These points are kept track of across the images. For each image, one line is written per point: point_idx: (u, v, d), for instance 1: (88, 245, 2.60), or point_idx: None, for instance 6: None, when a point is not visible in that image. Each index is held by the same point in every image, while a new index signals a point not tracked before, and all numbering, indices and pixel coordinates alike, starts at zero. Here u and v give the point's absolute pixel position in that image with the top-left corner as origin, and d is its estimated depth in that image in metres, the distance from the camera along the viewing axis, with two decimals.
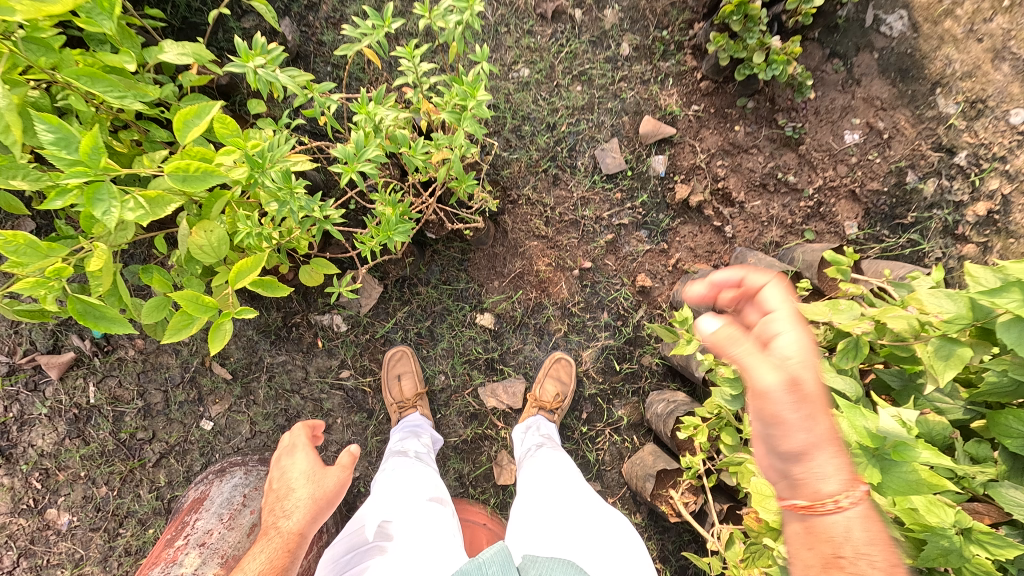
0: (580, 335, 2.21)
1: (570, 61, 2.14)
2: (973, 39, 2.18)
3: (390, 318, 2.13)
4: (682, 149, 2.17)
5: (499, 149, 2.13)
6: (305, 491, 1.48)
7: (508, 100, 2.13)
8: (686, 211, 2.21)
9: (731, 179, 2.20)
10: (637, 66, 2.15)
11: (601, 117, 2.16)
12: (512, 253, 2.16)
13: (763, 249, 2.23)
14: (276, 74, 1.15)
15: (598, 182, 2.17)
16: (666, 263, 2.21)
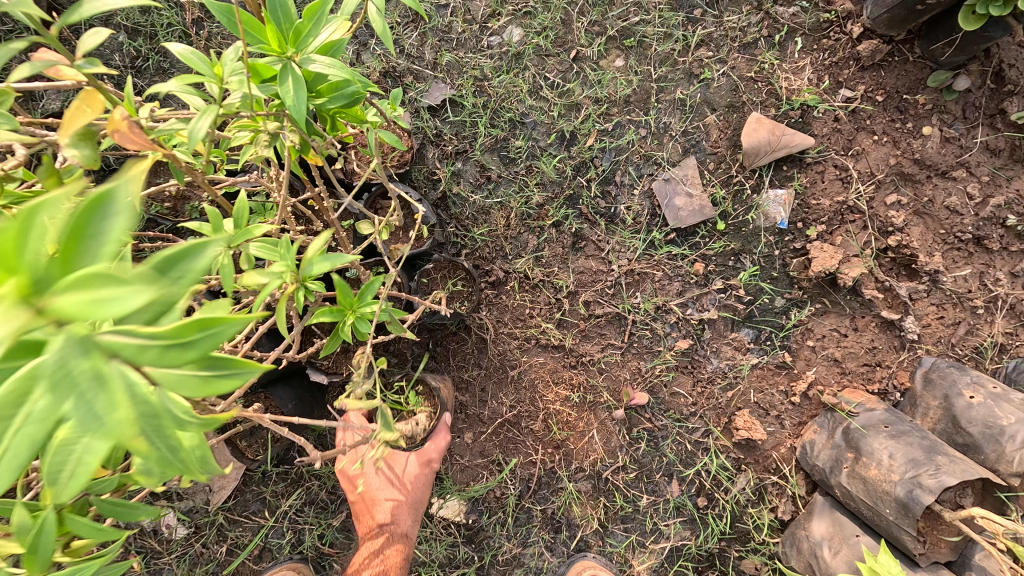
0: (628, 528, 1.17)
1: (603, 12, 1.10)
2: None
3: (268, 510, 1.12)
4: (818, 175, 1.13)
5: (467, 186, 1.11)
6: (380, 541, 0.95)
7: (482, 90, 1.11)
8: (827, 291, 1.16)
9: (916, 227, 1.14)
10: (730, 19, 1.11)
11: (661, 116, 1.12)
12: (496, 380, 1.14)
13: (970, 358, 1.15)
14: None
15: (658, 242, 1.13)
16: (788, 389, 1.17)
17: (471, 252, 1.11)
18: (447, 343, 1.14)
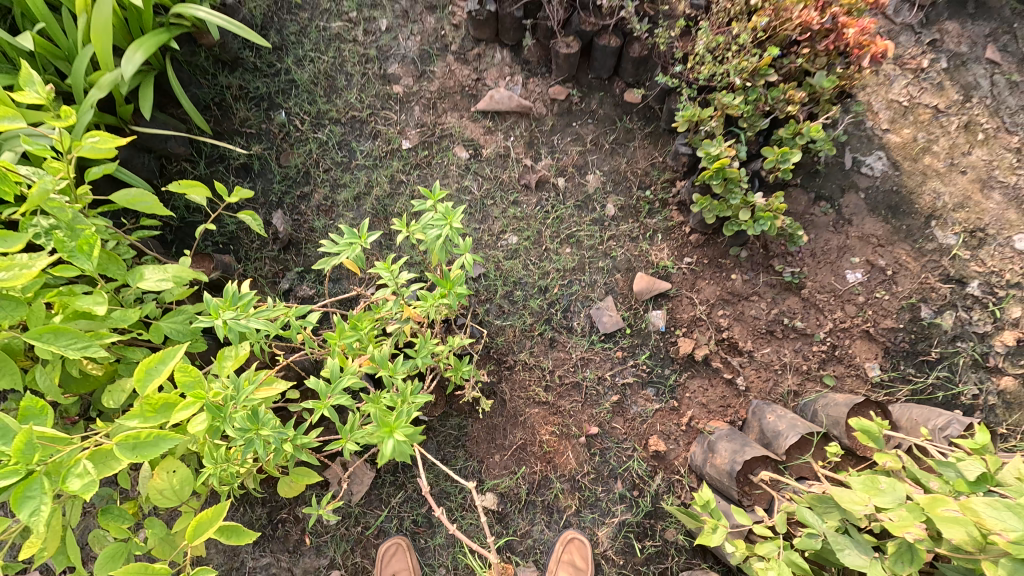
0: (593, 510, 2.00)
1: (558, 225, 2.14)
2: (956, 172, 2.29)
3: (384, 505, 1.95)
4: (679, 302, 2.11)
5: (491, 316, 2.07)
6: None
7: (498, 268, 2.10)
8: (692, 364, 2.09)
9: (735, 328, 2.11)
10: (624, 225, 2.15)
11: (593, 276, 2.12)
12: (511, 423, 2.02)
13: (780, 400, 2.07)
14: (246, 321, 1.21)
15: (596, 342, 2.08)
16: (679, 422, 2.05)
17: (495, 351, 2.05)
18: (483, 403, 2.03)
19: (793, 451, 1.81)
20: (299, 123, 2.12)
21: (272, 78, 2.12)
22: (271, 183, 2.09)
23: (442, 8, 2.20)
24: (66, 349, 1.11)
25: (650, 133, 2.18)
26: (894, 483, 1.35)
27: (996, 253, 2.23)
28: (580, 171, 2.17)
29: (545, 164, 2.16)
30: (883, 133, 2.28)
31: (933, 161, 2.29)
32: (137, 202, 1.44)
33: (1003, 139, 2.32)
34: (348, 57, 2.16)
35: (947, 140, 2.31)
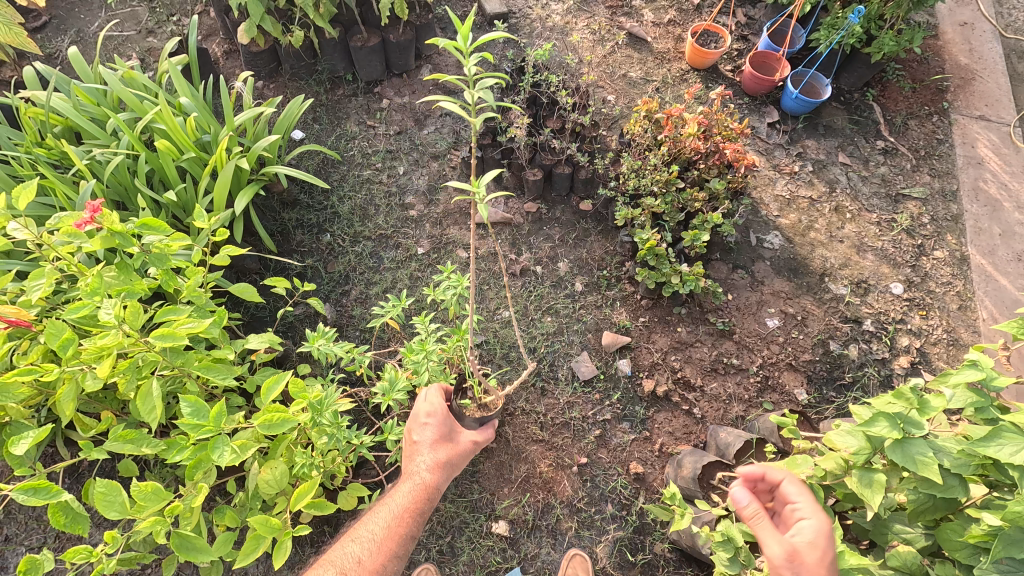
0: (590, 530, 2.36)
1: (539, 300, 2.79)
2: (837, 241, 3.03)
3: (413, 538, 2.32)
4: (640, 352, 2.69)
5: (493, 372, 2.62)
6: (405, 487, 1.74)
7: (496, 335, 2.70)
8: (657, 400, 2.61)
9: (687, 368, 2.67)
10: (590, 296, 2.80)
11: (571, 336, 2.72)
12: (516, 459, 2.47)
13: (731, 423, 2.56)
14: (330, 346, 1.85)
15: (578, 388, 2.62)
16: (652, 448, 2.51)
17: (498, 400, 2.57)
18: (491, 444, 2.49)
19: (740, 457, 2.27)
20: (341, 240, 2.83)
21: (320, 210, 2.89)
22: (319, 284, 2.72)
23: (444, 156, 3.08)
24: (216, 379, 1.68)
25: (602, 230, 2.96)
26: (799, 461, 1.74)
27: (879, 297, 2.88)
28: (553, 260, 2.88)
29: (526, 256, 2.89)
30: (775, 218, 3.07)
31: (817, 235, 3.04)
32: (243, 294, 2.06)
33: (866, 216, 3.11)
34: (376, 193, 2.96)
35: (824, 220, 3.09)
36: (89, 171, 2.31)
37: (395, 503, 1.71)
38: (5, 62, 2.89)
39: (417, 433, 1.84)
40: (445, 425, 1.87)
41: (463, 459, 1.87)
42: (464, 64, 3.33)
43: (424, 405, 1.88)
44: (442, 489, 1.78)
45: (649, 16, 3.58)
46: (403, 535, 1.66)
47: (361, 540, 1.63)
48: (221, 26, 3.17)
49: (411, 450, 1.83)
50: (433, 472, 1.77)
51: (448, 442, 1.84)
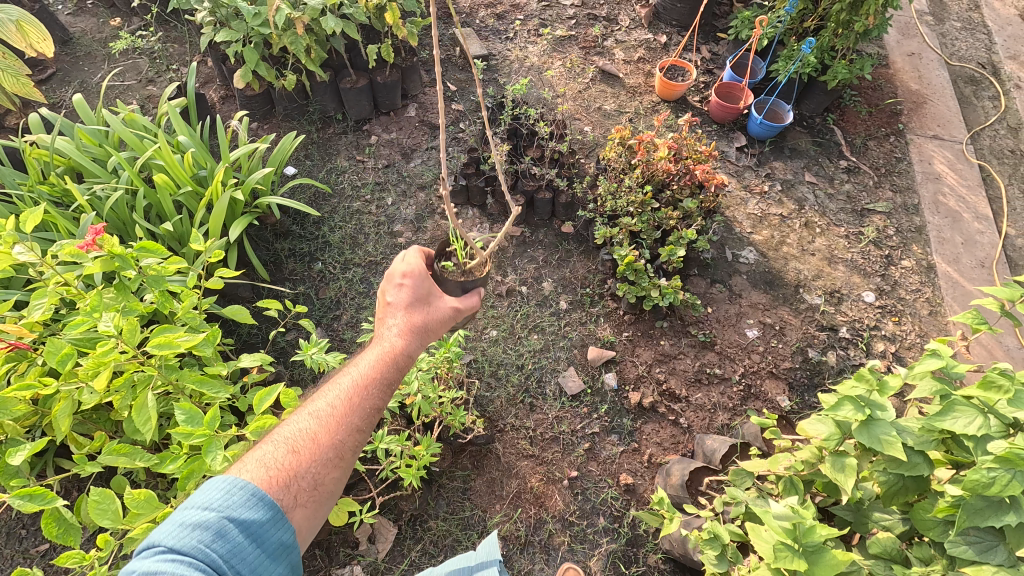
0: (583, 544, 2.34)
1: (525, 319, 2.88)
2: (808, 254, 3.17)
3: (404, 559, 2.27)
4: (625, 365, 2.76)
5: (483, 390, 2.67)
6: (370, 353, 1.46)
7: (484, 354, 2.77)
8: (644, 412, 2.66)
9: (671, 380, 2.74)
10: (575, 314, 2.90)
11: (558, 353, 2.79)
12: (507, 475, 2.48)
13: (717, 431, 2.61)
14: (320, 359, 1.92)
15: (566, 402, 2.67)
16: (641, 460, 2.54)
17: (488, 417, 2.61)
18: (482, 460, 2.51)
19: (726, 461, 2.30)
20: (331, 268, 2.92)
21: (312, 240, 3.00)
22: (311, 309, 2.79)
23: (430, 186, 3.22)
24: (209, 392, 1.73)
25: (584, 251, 3.09)
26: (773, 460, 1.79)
27: (853, 305, 3.00)
28: (538, 280, 3.00)
29: (512, 277, 3.00)
30: (749, 234, 3.21)
31: (789, 249, 3.18)
32: (236, 315, 2.13)
33: (835, 230, 3.26)
34: (365, 222, 3.07)
35: (795, 234, 3.24)
36: (89, 206, 2.42)
37: (359, 367, 1.42)
38: (11, 110, 3.04)
39: (388, 296, 1.59)
40: (419, 287, 1.62)
41: (439, 323, 1.63)
42: (448, 102, 3.54)
43: (396, 265, 1.64)
44: (415, 358, 1.51)
45: (620, 55, 3.84)
46: (370, 402, 1.37)
47: (315, 412, 1.31)
48: (218, 73, 3.37)
49: (382, 314, 1.57)
50: (404, 336, 1.52)
51: (422, 306, 1.60)
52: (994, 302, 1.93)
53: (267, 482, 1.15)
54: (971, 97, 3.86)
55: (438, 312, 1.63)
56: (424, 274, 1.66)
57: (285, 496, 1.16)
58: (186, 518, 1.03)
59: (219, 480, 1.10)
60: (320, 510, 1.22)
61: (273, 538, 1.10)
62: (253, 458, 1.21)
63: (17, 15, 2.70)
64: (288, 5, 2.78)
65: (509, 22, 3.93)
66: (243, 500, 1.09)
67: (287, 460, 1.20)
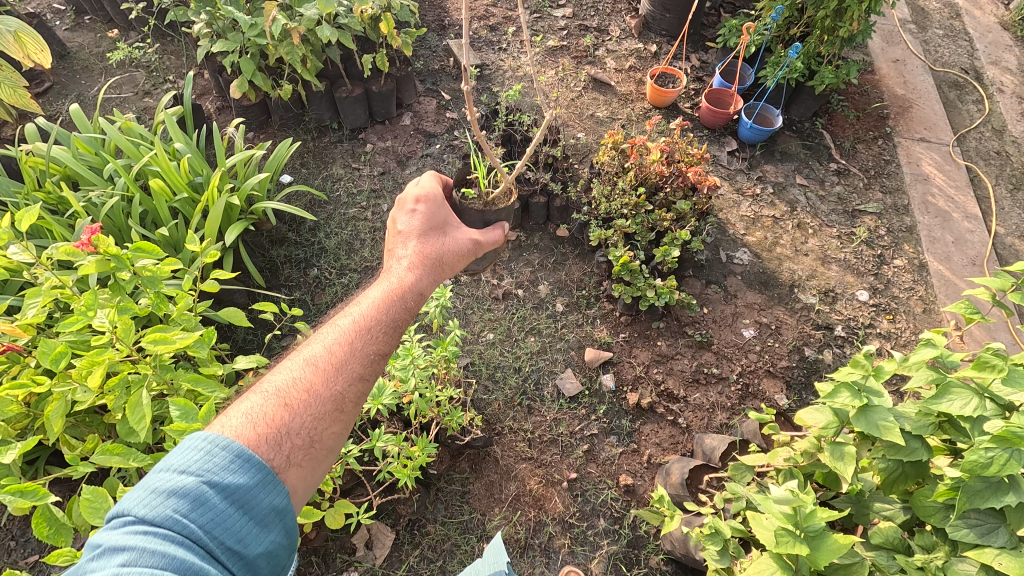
0: (584, 546, 2.31)
1: (522, 321, 2.88)
2: (802, 255, 3.19)
3: (402, 564, 2.23)
4: (622, 366, 2.76)
5: (480, 393, 2.66)
6: (381, 284, 1.61)
7: (481, 357, 2.77)
8: (642, 412, 2.65)
9: (669, 380, 2.73)
10: (571, 316, 2.91)
11: (555, 355, 2.79)
12: (506, 478, 2.46)
13: (716, 430, 2.60)
14: None
15: (564, 404, 2.66)
16: (641, 460, 2.52)
17: (486, 419, 2.59)
18: (480, 463, 2.48)
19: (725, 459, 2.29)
20: (327, 273, 2.92)
21: (308, 247, 3.00)
22: (307, 314, 2.79)
23: None
24: (204, 391, 1.71)
25: (579, 254, 3.12)
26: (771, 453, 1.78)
27: (847, 304, 3.01)
28: (534, 284, 3.01)
29: (508, 281, 3.02)
30: (742, 236, 3.24)
31: (783, 250, 3.20)
32: (231, 318, 2.12)
33: (827, 230, 3.29)
34: (361, 228, 3.09)
35: (788, 235, 3.27)
36: (85, 213, 2.42)
37: (360, 310, 1.50)
38: (8, 121, 3.06)
39: (402, 223, 1.79)
40: (433, 216, 1.83)
41: (456, 251, 1.83)
42: (443, 111, 3.59)
43: (412, 193, 1.85)
44: (427, 285, 1.68)
45: (611, 64, 3.91)
46: (368, 347, 1.43)
47: (310, 361, 1.34)
48: (214, 84, 3.41)
49: (396, 242, 1.76)
50: (412, 270, 1.67)
51: (430, 241, 1.77)
52: (986, 292, 1.95)
53: (255, 440, 1.13)
54: (956, 101, 3.94)
55: (453, 239, 1.84)
56: (441, 205, 1.87)
57: (276, 456, 1.14)
58: (158, 486, 0.99)
59: (197, 440, 1.06)
60: (316, 466, 1.22)
61: (263, 502, 1.07)
62: (241, 412, 1.20)
63: (15, 26, 2.73)
64: (284, 16, 2.82)
65: (502, 33, 4.00)
66: (225, 463, 1.05)
67: (277, 413, 1.20)
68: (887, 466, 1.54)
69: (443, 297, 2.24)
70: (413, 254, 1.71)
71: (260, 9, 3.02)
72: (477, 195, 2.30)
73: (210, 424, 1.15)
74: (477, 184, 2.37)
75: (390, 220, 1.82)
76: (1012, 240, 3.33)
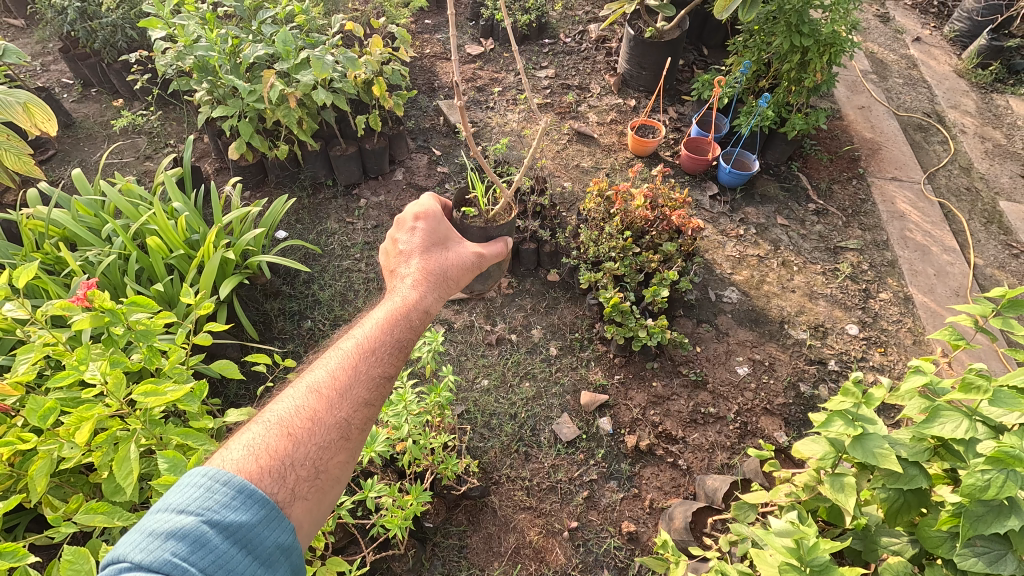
0: None
1: (517, 366, 2.88)
2: (789, 291, 3.25)
3: None
4: (619, 408, 2.74)
5: (476, 440, 2.62)
6: (384, 305, 1.64)
7: (477, 404, 2.74)
8: (642, 455, 2.61)
9: (667, 422, 2.70)
10: (566, 359, 2.92)
11: (550, 400, 2.77)
12: (505, 529, 2.38)
13: (717, 471, 2.55)
14: None
15: (561, 449, 2.61)
16: (643, 506, 2.46)
17: (483, 468, 2.54)
18: (477, 514, 2.41)
19: (727, 500, 2.24)
20: (321, 325, 2.94)
21: (302, 299, 3.03)
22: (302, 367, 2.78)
23: None
24: (193, 444, 1.68)
25: (570, 297, 3.17)
26: (772, 491, 1.75)
27: (839, 338, 3.04)
28: (527, 328, 3.04)
29: (501, 326, 3.05)
30: (729, 275, 3.31)
31: (770, 287, 3.26)
32: (224, 370, 2.10)
33: (811, 267, 3.37)
34: (355, 279, 3.13)
35: (774, 273, 3.34)
36: (81, 271, 2.46)
37: (363, 333, 1.52)
38: (11, 187, 3.16)
39: (403, 242, 1.84)
40: (434, 233, 1.88)
41: (459, 265, 1.88)
42: (434, 165, 3.72)
43: (412, 211, 1.90)
44: (431, 302, 1.72)
45: (593, 118, 4.11)
46: (371, 370, 1.44)
47: (313, 388, 1.35)
48: (213, 148, 3.55)
49: (398, 262, 1.80)
50: (416, 289, 1.71)
51: (433, 258, 1.82)
52: (968, 319, 1.98)
53: (258, 473, 1.12)
54: (922, 142, 4.15)
55: (455, 254, 1.89)
56: (442, 220, 1.93)
57: (280, 489, 1.13)
58: (156, 528, 0.96)
59: (196, 477, 1.04)
60: (322, 498, 1.22)
61: (268, 540, 1.05)
62: (243, 444, 1.19)
63: (24, 98, 2.87)
64: (282, 82, 2.97)
65: (489, 93, 4.22)
66: (226, 500, 1.04)
67: (280, 444, 1.20)
68: (889, 494, 1.52)
69: (436, 342, 2.25)
70: (416, 271, 1.75)
71: (259, 77, 3.19)
72: (478, 214, 2.50)
73: (210, 460, 1.14)
74: (477, 204, 2.53)
75: (391, 239, 1.87)
76: (992, 271, 3.41)
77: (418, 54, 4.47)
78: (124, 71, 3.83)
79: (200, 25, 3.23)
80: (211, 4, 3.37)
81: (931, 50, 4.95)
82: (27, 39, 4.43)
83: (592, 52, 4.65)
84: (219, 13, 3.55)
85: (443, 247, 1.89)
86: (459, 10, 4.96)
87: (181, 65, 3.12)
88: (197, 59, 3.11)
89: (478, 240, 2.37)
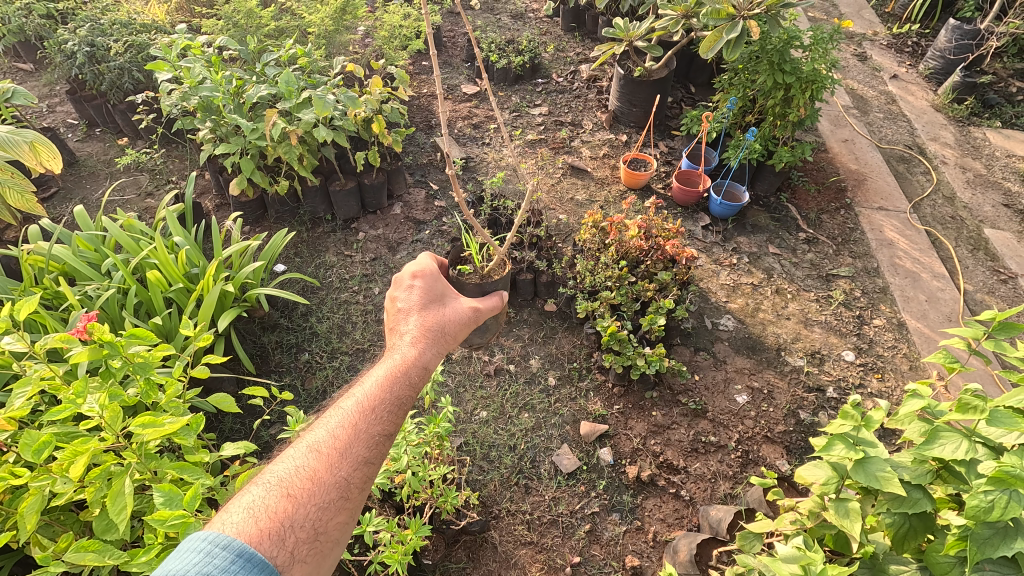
0: None
1: (515, 397, 2.87)
2: (784, 318, 3.28)
3: None
4: (620, 438, 2.72)
5: (475, 473, 2.58)
6: (384, 363, 1.64)
7: (475, 436, 2.71)
8: (644, 486, 2.57)
9: (668, 452, 2.68)
10: (564, 389, 2.91)
11: (550, 431, 2.75)
12: (505, 565, 2.31)
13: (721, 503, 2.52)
14: None
15: (562, 481, 2.57)
16: (646, 539, 2.40)
17: (482, 502, 2.49)
18: (477, 551, 2.34)
19: (733, 530, 2.22)
20: (319, 357, 2.93)
21: (300, 331, 3.04)
22: (298, 399, 2.76)
23: None
24: (189, 478, 1.66)
25: (568, 327, 3.19)
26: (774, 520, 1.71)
27: (836, 365, 3.05)
28: (525, 359, 3.03)
29: (499, 356, 3.04)
30: (725, 303, 3.34)
31: (766, 314, 3.29)
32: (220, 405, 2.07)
33: (805, 294, 3.42)
34: (353, 311, 3.14)
35: (769, 300, 3.38)
36: (79, 305, 2.47)
37: (363, 391, 1.52)
38: (13, 224, 3.19)
39: (402, 300, 1.85)
40: (431, 290, 1.90)
41: (457, 320, 1.90)
42: (432, 200, 3.79)
43: (409, 270, 1.92)
44: (430, 358, 1.72)
45: (586, 153, 4.23)
46: (371, 428, 1.44)
47: (313, 448, 1.35)
48: (214, 184, 3.62)
49: (397, 319, 1.81)
50: (414, 346, 1.72)
51: (432, 315, 1.83)
52: (961, 342, 1.98)
53: (258, 536, 1.11)
54: (906, 173, 4.27)
55: (453, 310, 1.91)
56: (438, 277, 1.95)
57: (280, 552, 1.12)
58: None
59: (196, 542, 1.02)
60: (322, 561, 1.20)
61: None
62: (243, 506, 1.18)
63: (31, 137, 2.94)
64: (283, 121, 3.06)
65: (485, 130, 4.35)
66: (226, 564, 1.01)
67: (281, 505, 1.19)
68: (894, 518, 1.51)
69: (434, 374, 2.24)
70: (415, 329, 1.76)
71: (262, 116, 3.28)
72: (475, 272, 2.46)
73: (210, 524, 1.13)
74: (472, 260, 2.56)
75: (390, 298, 1.88)
76: (982, 296, 3.47)
77: (415, 94, 4.63)
78: (129, 111, 3.94)
79: (206, 67, 3.35)
80: (217, 48, 3.50)
81: (908, 87, 5.16)
82: (35, 83, 4.57)
83: (584, 90, 4.82)
84: (225, 56, 3.68)
85: (442, 303, 1.90)
86: (455, 52, 5.15)
87: (186, 105, 3.19)
88: (202, 99, 3.20)
89: (475, 296, 2.38)
